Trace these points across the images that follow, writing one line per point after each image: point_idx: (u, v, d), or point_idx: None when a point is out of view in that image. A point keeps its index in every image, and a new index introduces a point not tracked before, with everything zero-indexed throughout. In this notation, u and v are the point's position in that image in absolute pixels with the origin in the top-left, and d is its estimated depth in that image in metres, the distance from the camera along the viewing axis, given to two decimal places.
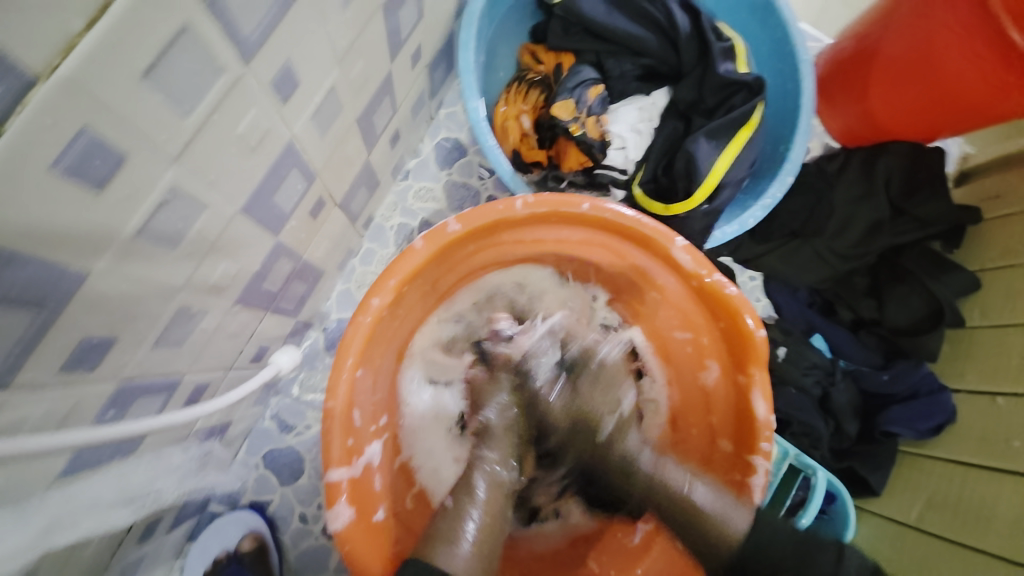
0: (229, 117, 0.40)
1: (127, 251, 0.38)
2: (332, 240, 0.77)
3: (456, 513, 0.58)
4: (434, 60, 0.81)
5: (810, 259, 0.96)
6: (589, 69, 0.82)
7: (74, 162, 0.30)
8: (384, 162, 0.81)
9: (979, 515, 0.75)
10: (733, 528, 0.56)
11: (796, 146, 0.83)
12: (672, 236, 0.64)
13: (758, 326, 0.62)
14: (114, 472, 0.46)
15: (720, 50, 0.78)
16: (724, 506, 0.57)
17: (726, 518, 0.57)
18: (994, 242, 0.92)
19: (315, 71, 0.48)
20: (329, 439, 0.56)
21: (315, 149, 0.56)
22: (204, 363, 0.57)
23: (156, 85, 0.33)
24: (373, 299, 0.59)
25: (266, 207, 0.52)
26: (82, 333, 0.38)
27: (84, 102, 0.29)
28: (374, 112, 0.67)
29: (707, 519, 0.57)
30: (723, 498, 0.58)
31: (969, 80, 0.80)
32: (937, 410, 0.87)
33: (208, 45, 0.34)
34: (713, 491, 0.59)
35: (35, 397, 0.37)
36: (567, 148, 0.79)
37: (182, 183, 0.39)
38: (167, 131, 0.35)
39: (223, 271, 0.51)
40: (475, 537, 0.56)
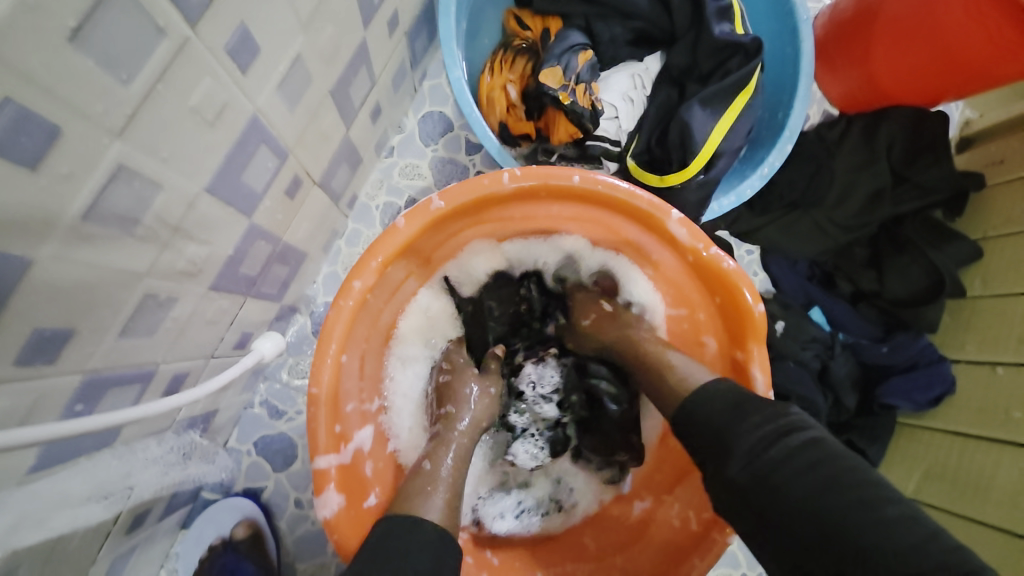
0: (178, 88, 0.37)
1: (76, 235, 0.35)
2: (314, 221, 0.73)
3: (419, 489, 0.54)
4: (413, 28, 0.76)
5: (809, 230, 0.94)
6: (578, 34, 0.78)
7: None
8: (365, 137, 0.77)
9: (979, 486, 0.76)
10: (733, 410, 0.52)
11: (796, 113, 0.79)
12: (668, 209, 0.61)
13: (756, 301, 0.60)
14: (88, 466, 0.45)
15: (715, 11, 0.74)
16: (731, 398, 0.53)
17: (733, 408, 0.52)
18: (996, 209, 0.89)
19: (276, 37, 0.44)
20: (315, 427, 0.55)
21: (285, 124, 0.52)
22: (181, 352, 0.55)
23: (85, 50, 0.29)
24: (355, 282, 0.56)
25: (234, 186, 0.49)
26: (34, 324, 0.36)
27: (0, 69, 0.26)
28: (350, 83, 0.63)
29: (719, 422, 0.52)
30: (732, 391, 0.54)
31: (976, 41, 0.77)
32: (937, 381, 0.86)
33: (145, 7, 0.31)
34: (720, 379, 0.56)
35: None
36: (557, 119, 0.75)
37: (131, 160, 0.36)
38: (105, 102, 0.32)
39: (192, 254, 0.48)
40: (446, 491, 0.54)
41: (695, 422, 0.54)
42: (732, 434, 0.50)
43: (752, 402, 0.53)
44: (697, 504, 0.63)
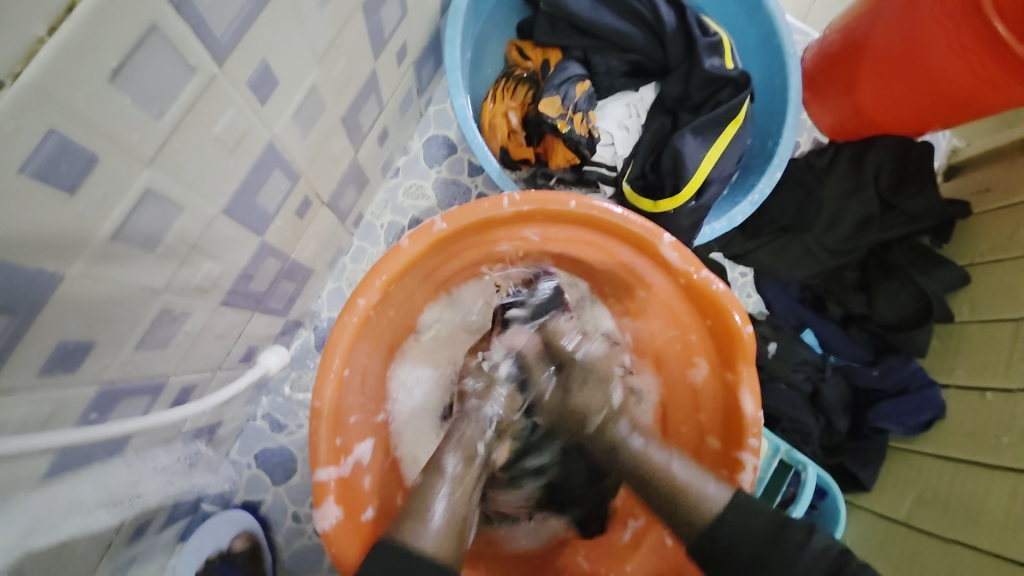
0: (204, 118, 0.40)
1: (103, 253, 0.38)
2: (321, 239, 0.76)
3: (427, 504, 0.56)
4: (420, 57, 0.80)
5: (800, 254, 0.96)
6: (577, 65, 0.82)
7: (42, 166, 0.30)
8: (372, 159, 0.81)
9: (970, 511, 0.76)
10: (711, 503, 0.55)
11: (784, 142, 0.83)
12: (660, 233, 0.64)
13: (745, 323, 0.63)
14: (98, 473, 0.46)
15: (706, 46, 0.78)
16: (698, 479, 0.57)
17: (702, 489, 0.56)
18: (982, 236, 0.92)
19: (293, 70, 0.48)
20: (316, 440, 0.56)
21: (298, 149, 0.56)
22: (190, 364, 0.57)
23: (124, 87, 0.32)
24: (360, 299, 0.59)
25: (248, 207, 0.52)
26: (59, 337, 0.38)
27: (48, 105, 0.29)
28: (359, 110, 0.67)
29: (687, 490, 0.56)
30: (702, 474, 0.57)
31: (958, 75, 0.80)
32: (926, 405, 0.87)
33: (178, 46, 0.34)
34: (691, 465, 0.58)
35: (14, 400, 0.37)
36: (555, 146, 0.80)
37: (157, 185, 0.39)
38: (138, 133, 0.35)
39: (206, 272, 0.51)
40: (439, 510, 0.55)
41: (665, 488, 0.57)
42: (693, 512, 0.55)
43: (719, 484, 0.56)
44: None
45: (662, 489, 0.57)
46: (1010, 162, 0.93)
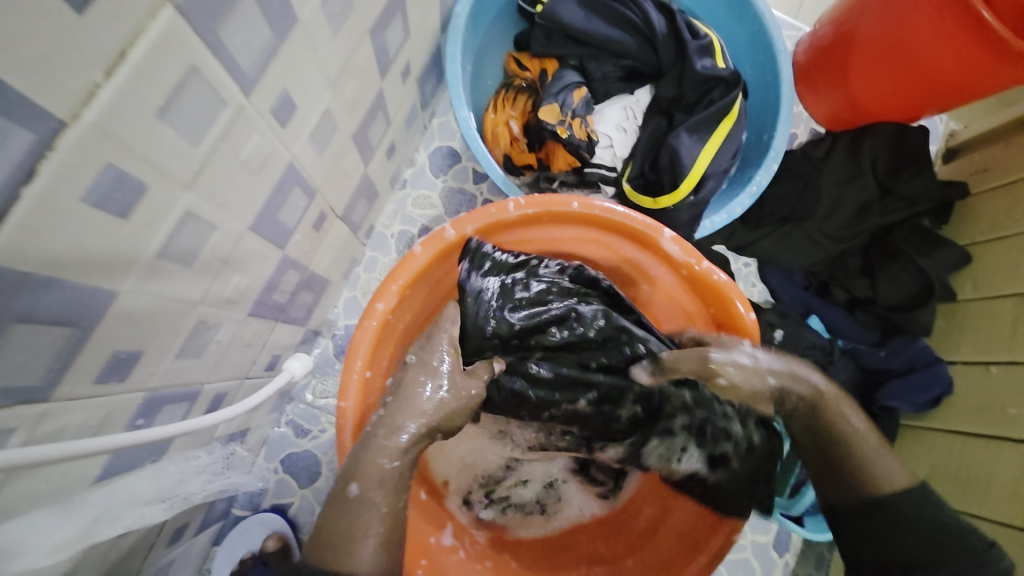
0: (233, 145, 0.44)
1: (150, 271, 0.42)
2: (336, 250, 0.80)
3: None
4: (423, 74, 0.85)
5: (801, 242, 0.98)
6: (573, 73, 0.86)
7: (101, 194, 0.34)
8: (381, 173, 0.84)
9: (980, 484, 0.77)
10: (888, 477, 0.54)
11: (779, 134, 0.85)
12: (661, 229, 0.67)
13: (748, 310, 0.65)
14: (148, 474, 0.50)
15: (696, 48, 0.81)
16: (879, 454, 0.55)
17: (884, 469, 0.54)
18: (982, 215, 0.93)
19: (309, 95, 0.52)
20: (344, 438, 0.60)
21: (314, 167, 0.60)
22: (222, 372, 0.61)
23: (168, 122, 0.36)
24: (378, 305, 0.62)
25: (272, 223, 0.56)
26: (112, 347, 0.42)
27: (106, 142, 0.33)
28: (368, 128, 0.71)
29: (863, 469, 0.55)
30: (876, 449, 0.56)
31: (947, 60, 0.82)
32: (934, 381, 0.88)
33: (212, 82, 0.38)
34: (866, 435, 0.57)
35: (72, 407, 0.41)
36: (556, 151, 0.82)
37: (194, 207, 0.43)
38: (179, 161, 0.39)
39: (235, 284, 0.55)
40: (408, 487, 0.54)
41: (852, 462, 0.55)
42: (875, 487, 0.54)
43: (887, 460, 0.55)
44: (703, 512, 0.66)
45: (846, 463, 0.55)
46: (1007, 142, 0.94)
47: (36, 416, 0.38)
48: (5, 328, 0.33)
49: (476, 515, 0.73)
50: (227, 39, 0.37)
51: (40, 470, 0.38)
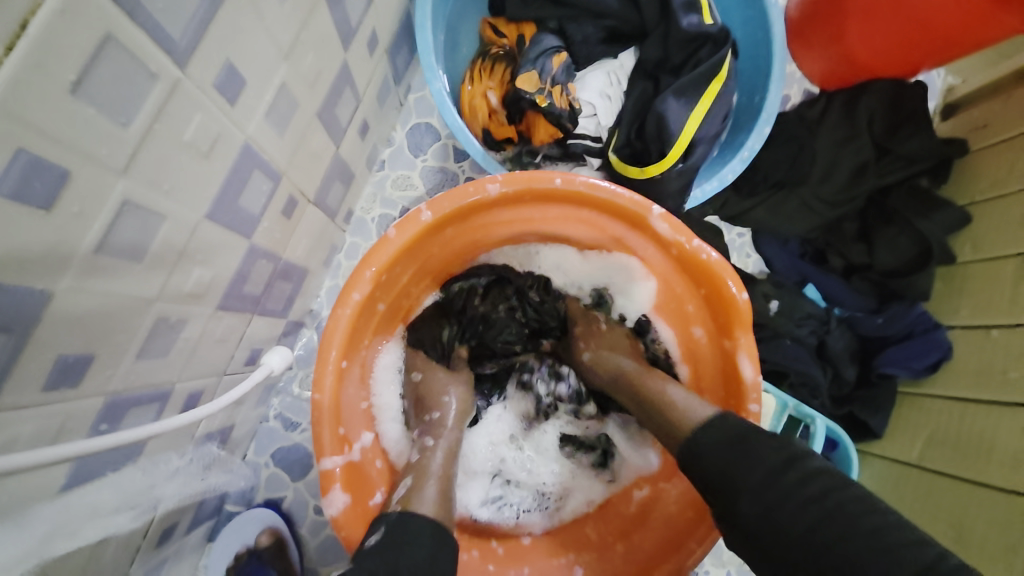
0: (173, 124, 0.40)
1: (91, 267, 0.38)
2: (313, 237, 0.77)
3: (421, 468, 0.61)
4: (393, 45, 0.79)
5: (796, 209, 0.95)
6: (552, 37, 0.81)
7: (15, 185, 0.31)
8: (355, 153, 0.80)
9: (982, 448, 0.76)
10: (694, 415, 0.59)
11: (772, 95, 0.81)
12: (649, 206, 0.63)
13: (740, 290, 0.62)
14: (115, 481, 0.48)
15: (682, 4, 0.76)
16: (691, 399, 0.61)
17: (690, 409, 0.60)
18: (981, 173, 0.90)
19: (258, 68, 0.47)
20: (319, 430, 0.57)
21: (276, 148, 0.56)
22: (195, 371, 0.58)
23: (87, 99, 0.32)
24: (354, 294, 0.59)
25: (232, 211, 0.53)
26: (57, 352, 0.39)
27: (15, 125, 0.29)
28: (335, 104, 0.66)
29: (673, 408, 0.61)
30: (693, 397, 0.61)
31: (944, 7, 0.78)
32: (933, 347, 0.87)
33: (135, 52, 0.34)
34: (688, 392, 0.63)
35: (22, 417, 0.38)
36: (536, 122, 0.79)
37: (135, 196, 0.39)
38: (107, 144, 0.35)
39: (198, 278, 0.51)
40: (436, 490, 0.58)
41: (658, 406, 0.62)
42: (680, 422, 0.59)
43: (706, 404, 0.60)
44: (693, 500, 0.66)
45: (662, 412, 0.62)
46: (1010, 95, 0.90)
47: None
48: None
49: (472, 515, 0.72)
50: (147, 2, 0.33)
51: None
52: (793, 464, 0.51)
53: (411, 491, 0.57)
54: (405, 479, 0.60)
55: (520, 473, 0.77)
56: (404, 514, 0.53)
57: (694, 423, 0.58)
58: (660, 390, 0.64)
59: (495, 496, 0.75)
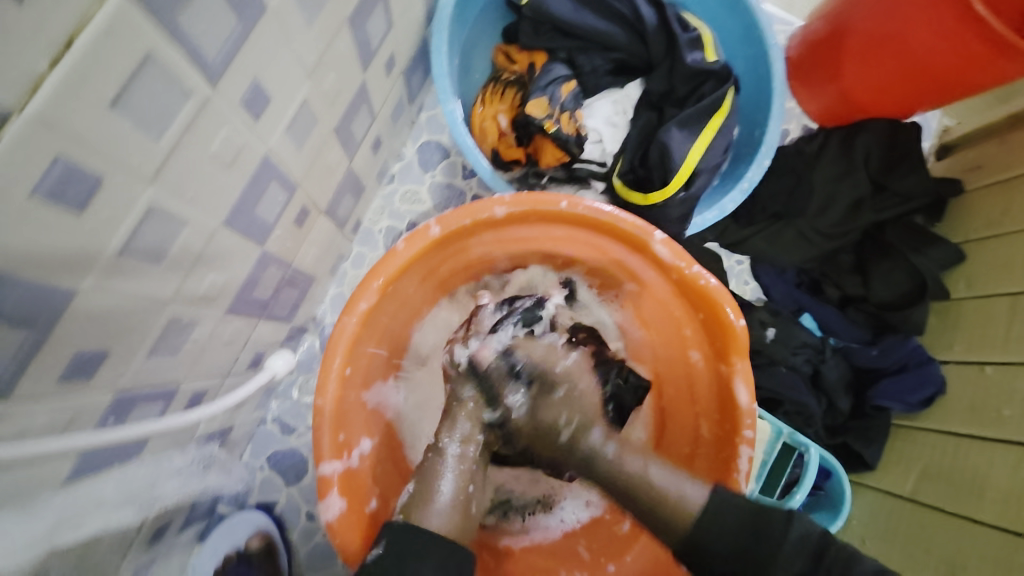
0: (201, 138, 0.42)
1: (114, 267, 0.40)
2: (321, 245, 0.79)
3: (430, 471, 0.62)
4: (409, 67, 0.83)
5: (794, 239, 0.97)
6: (561, 67, 0.84)
7: (52, 188, 0.32)
8: (367, 167, 0.83)
9: (974, 485, 0.76)
10: (689, 504, 0.56)
11: (772, 129, 0.84)
12: (651, 231, 0.65)
13: (737, 317, 0.64)
14: (114, 480, 0.49)
15: (687, 41, 0.79)
16: (678, 480, 0.58)
17: (681, 492, 0.57)
18: (976, 213, 0.93)
19: (283, 86, 0.50)
20: (320, 437, 0.58)
21: (293, 161, 0.58)
22: (200, 372, 0.59)
23: (125, 112, 0.35)
24: (360, 304, 0.61)
25: (248, 218, 0.55)
26: (75, 348, 0.40)
27: (57, 133, 0.31)
28: (351, 121, 0.69)
29: (664, 502, 0.57)
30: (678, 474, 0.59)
31: (938, 55, 0.82)
32: (927, 382, 0.88)
33: (173, 71, 0.36)
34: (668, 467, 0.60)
35: (35, 410, 0.39)
36: (543, 145, 0.81)
37: (160, 202, 0.41)
38: (140, 154, 0.37)
39: (211, 281, 0.53)
40: (451, 490, 0.60)
41: (638, 492, 0.59)
42: (677, 519, 0.55)
43: (697, 484, 0.58)
44: None
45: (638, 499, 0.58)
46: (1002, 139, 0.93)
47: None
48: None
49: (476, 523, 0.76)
50: (188, 25, 0.36)
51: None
52: (770, 521, 0.53)
53: (415, 497, 0.58)
54: (412, 482, 0.61)
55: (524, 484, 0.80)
56: (407, 523, 0.54)
57: (694, 514, 0.55)
58: (640, 472, 0.60)
59: (501, 505, 0.79)
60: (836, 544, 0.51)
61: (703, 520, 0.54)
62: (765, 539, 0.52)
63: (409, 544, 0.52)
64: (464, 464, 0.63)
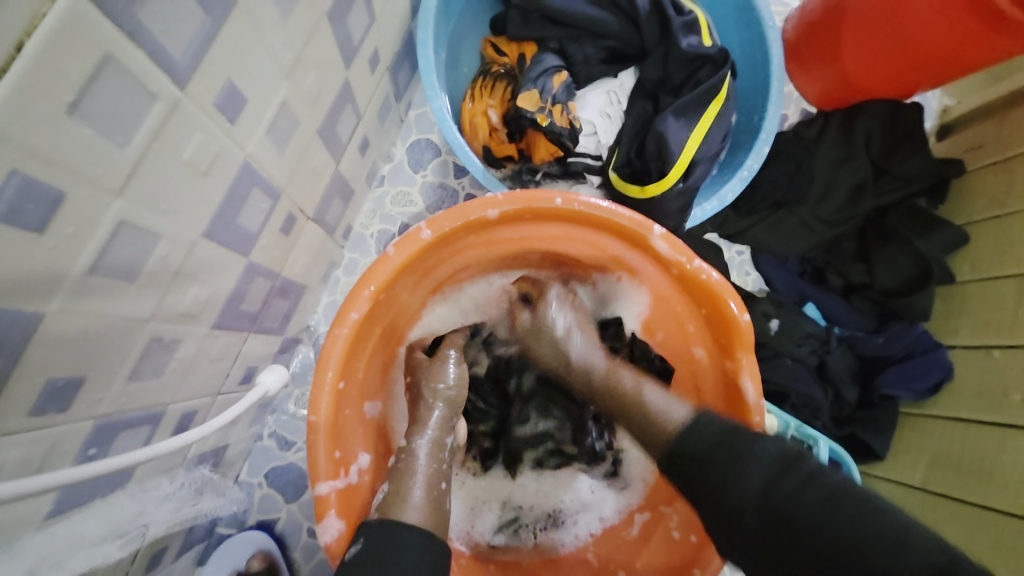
0: (172, 144, 0.39)
1: (84, 288, 0.38)
2: (311, 254, 0.76)
3: (403, 473, 0.58)
4: (394, 64, 0.80)
5: (796, 227, 0.95)
6: (552, 57, 0.81)
7: (6, 207, 0.30)
8: (355, 170, 0.80)
9: (984, 471, 0.74)
10: (672, 416, 0.58)
11: (771, 116, 0.82)
12: (650, 226, 0.63)
13: (742, 311, 0.62)
14: (99, 509, 0.47)
15: (681, 25, 0.76)
16: (667, 401, 0.60)
17: (668, 412, 0.59)
18: (978, 194, 0.91)
19: (260, 87, 0.47)
20: (315, 453, 0.56)
21: (275, 166, 0.55)
22: (188, 391, 0.57)
23: (84, 120, 0.32)
24: (351, 313, 0.58)
25: (230, 229, 0.52)
26: (47, 375, 0.38)
27: (8, 146, 0.28)
28: (335, 122, 0.66)
29: (650, 412, 0.60)
30: (667, 398, 0.61)
31: (940, 33, 0.80)
32: (934, 367, 0.86)
33: (136, 73, 0.34)
34: (665, 393, 0.62)
35: (9, 442, 0.37)
36: (536, 140, 0.79)
37: (131, 216, 0.38)
38: (103, 165, 0.35)
39: (194, 297, 0.50)
40: (424, 488, 0.57)
41: (633, 408, 0.62)
42: (659, 430, 0.58)
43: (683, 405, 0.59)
44: (689, 528, 0.65)
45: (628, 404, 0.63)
46: (1001, 116, 0.91)
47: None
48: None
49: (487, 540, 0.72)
50: (148, 23, 0.33)
51: None
52: (739, 438, 0.53)
53: (392, 496, 0.55)
54: (388, 481, 0.58)
55: (532, 498, 0.78)
56: (385, 520, 0.52)
57: (678, 422, 0.57)
58: (633, 387, 0.64)
59: (511, 522, 0.75)
60: (801, 462, 0.50)
61: (679, 433, 0.56)
62: (729, 468, 0.51)
63: (387, 551, 0.48)
64: (434, 451, 0.61)
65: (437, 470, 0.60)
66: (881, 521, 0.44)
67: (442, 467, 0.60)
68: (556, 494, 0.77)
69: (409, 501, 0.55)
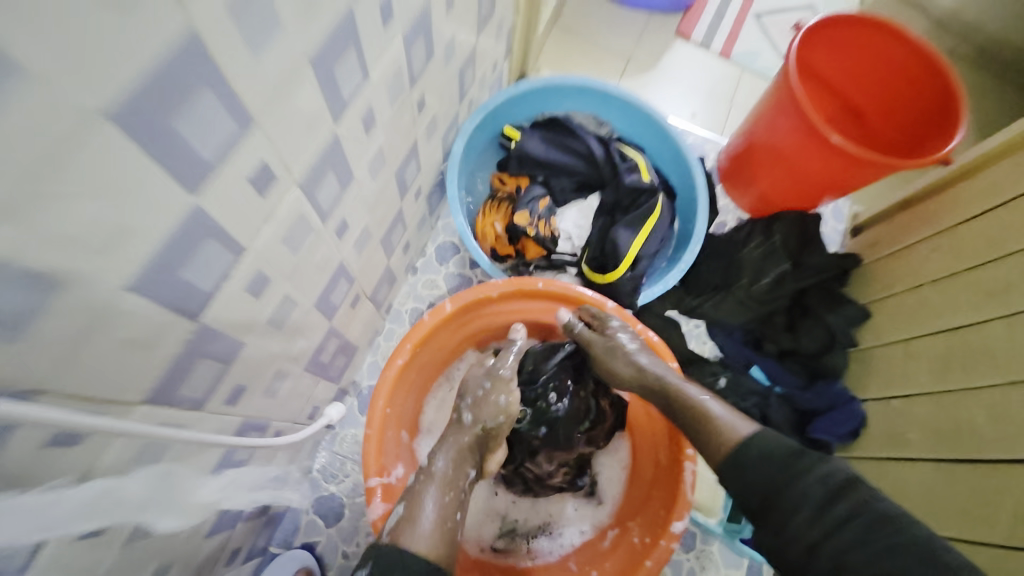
0: (315, 253, 0.70)
1: (262, 333, 0.66)
2: (364, 323, 1.05)
3: (416, 495, 0.71)
4: (431, 193, 1.16)
5: (734, 305, 1.21)
6: (539, 188, 1.16)
7: (256, 288, 0.59)
8: (399, 263, 1.12)
9: (899, 497, 0.93)
10: (739, 433, 0.70)
11: (699, 225, 1.13)
12: (604, 301, 0.92)
13: (672, 361, 0.87)
14: (230, 485, 0.70)
15: (625, 167, 1.13)
16: (734, 419, 0.73)
17: (734, 428, 0.72)
18: (875, 278, 1.19)
19: (358, 218, 0.80)
20: (368, 458, 0.80)
21: (355, 262, 0.86)
22: (283, 414, 0.83)
23: (292, 245, 0.63)
24: (397, 360, 0.85)
25: (326, 301, 0.82)
26: (235, 385, 0.65)
27: (268, 261, 0.59)
28: (391, 233, 0.99)
29: (717, 431, 0.73)
30: (734, 416, 0.73)
31: (815, 165, 1.16)
32: (850, 417, 1.08)
33: (314, 220, 0.65)
34: (729, 411, 0.75)
35: (211, 421, 0.63)
36: (528, 244, 1.11)
37: (290, 292, 0.68)
38: (290, 266, 0.65)
39: (300, 345, 0.79)
40: (432, 522, 0.68)
41: (707, 426, 0.74)
42: (723, 448, 0.70)
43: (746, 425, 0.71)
44: (645, 534, 0.84)
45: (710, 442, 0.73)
46: (889, 222, 1.24)
47: (198, 416, 0.60)
48: (201, 363, 0.56)
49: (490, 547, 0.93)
50: (322, 196, 0.66)
51: (189, 461, 0.59)
52: (779, 504, 0.62)
53: (403, 522, 0.67)
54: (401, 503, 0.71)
55: (526, 512, 0.98)
56: (396, 546, 0.63)
57: (738, 438, 0.70)
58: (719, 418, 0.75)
59: (508, 531, 0.96)
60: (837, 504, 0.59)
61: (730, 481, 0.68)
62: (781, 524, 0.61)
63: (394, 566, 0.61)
64: (448, 479, 0.74)
65: (448, 504, 0.71)
66: (940, 558, 0.52)
67: (455, 496, 0.73)
68: (547, 511, 0.98)
69: (419, 528, 0.66)
